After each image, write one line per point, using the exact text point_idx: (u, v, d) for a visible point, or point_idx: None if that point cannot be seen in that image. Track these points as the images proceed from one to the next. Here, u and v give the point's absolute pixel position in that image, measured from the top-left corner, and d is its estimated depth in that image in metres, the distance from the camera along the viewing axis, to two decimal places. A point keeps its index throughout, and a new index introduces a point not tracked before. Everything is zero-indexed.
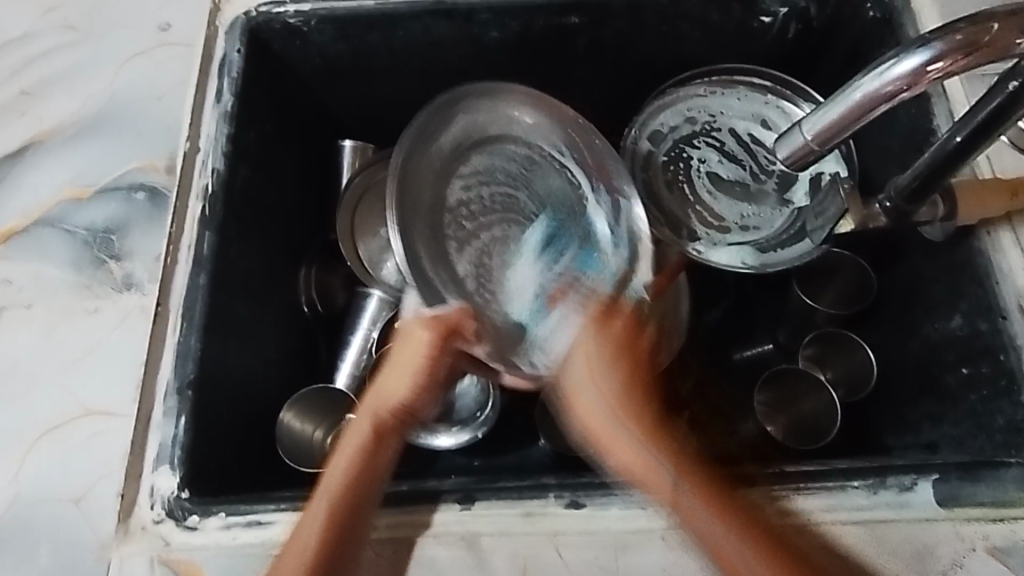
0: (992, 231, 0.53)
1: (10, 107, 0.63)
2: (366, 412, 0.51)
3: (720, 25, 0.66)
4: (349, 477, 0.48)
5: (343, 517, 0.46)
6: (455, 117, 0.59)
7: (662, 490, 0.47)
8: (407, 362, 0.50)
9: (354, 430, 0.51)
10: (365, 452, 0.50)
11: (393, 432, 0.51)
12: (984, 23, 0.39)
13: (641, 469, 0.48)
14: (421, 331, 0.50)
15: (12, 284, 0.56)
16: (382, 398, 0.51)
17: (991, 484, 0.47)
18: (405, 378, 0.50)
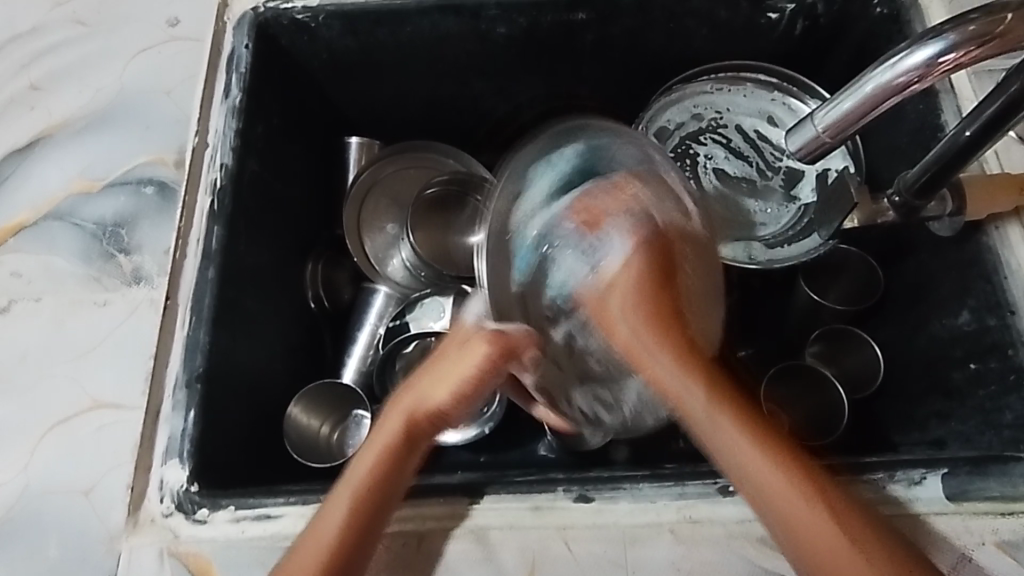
0: (1000, 226, 0.53)
1: (20, 101, 0.63)
2: (399, 412, 0.46)
3: (729, 21, 0.66)
4: (374, 478, 0.45)
5: (359, 521, 0.44)
6: (564, 138, 0.49)
7: (743, 467, 0.40)
8: (457, 373, 0.44)
9: (384, 427, 0.47)
10: (393, 454, 0.46)
11: (423, 437, 0.47)
12: (998, 13, 0.39)
13: (709, 437, 0.40)
14: (478, 345, 0.43)
15: (22, 277, 0.57)
16: (421, 400, 0.46)
17: (1000, 479, 0.47)
18: (447, 385, 0.45)
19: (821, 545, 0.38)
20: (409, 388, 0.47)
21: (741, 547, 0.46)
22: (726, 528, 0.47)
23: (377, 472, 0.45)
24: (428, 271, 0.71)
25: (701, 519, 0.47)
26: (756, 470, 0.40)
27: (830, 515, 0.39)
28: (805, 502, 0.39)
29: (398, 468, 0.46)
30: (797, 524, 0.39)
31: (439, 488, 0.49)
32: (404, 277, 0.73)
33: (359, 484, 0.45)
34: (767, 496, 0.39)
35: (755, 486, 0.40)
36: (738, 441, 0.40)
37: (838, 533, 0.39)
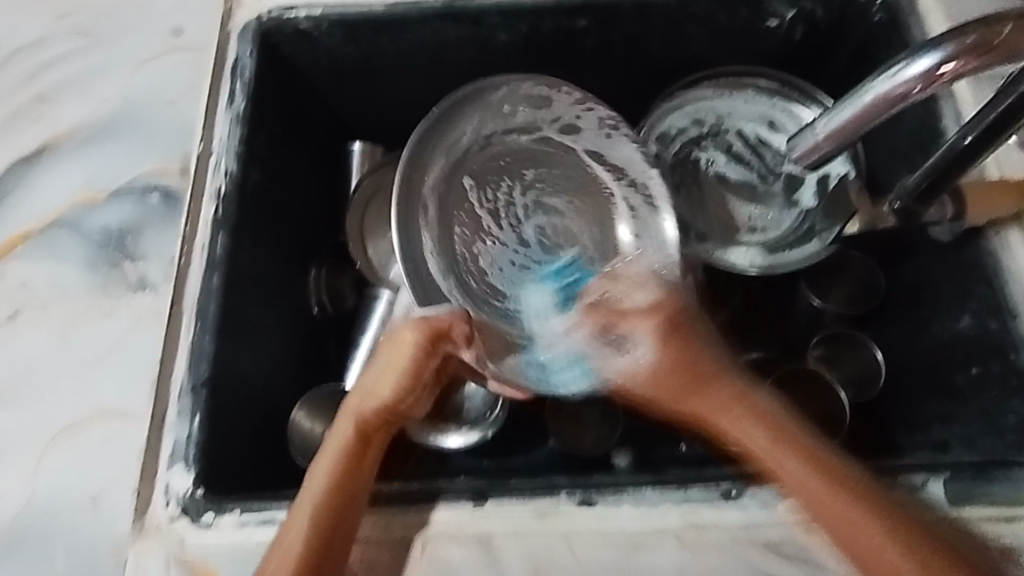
0: (1000, 230, 0.53)
1: (25, 111, 0.64)
2: (349, 414, 0.53)
3: (729, 27, 0.67)
4: (326, 485, 0.49)
5: (326, 517, 0.47)
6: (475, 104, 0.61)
7: (748, 448, 0.51)
8: (396, 364, 0.52)
9: (336, 434, 0.52)
10: (344, 461, 0.50)
11: (377, 432, 0.52)
12: (995, 25, 0.40)
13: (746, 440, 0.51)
14: (408, 333, 0.51)
15: (29, 286, 0.57)
16: (368, 402, 0.52)
17: (1003, 482, 0.47)
18: (388, 379, 0.52)
19: (802, 485, 0.48)
20: (354, 393, 0.54)
21: (744, 551, 0.47)
22: (728, 532, 0.47)
23: (332, 471, 0.50)
24: None
25: (705, 524, 0.47)
26: (782, 461, 0.49)
27: (836, 486, 0.48)
28: (801, 462, 0.49)
29: (354, 466, 0.50)
30: (797, 486, 0.48)
31: (444, 492, 0.49)
32: (404, 283, 0.71)
33: (320, 491, 0.48)
34: (777, 467, 0.49)
35: (743, 443, 0.51)
36: (752, 431, 0.51)
37: (824, 488, 0.48)
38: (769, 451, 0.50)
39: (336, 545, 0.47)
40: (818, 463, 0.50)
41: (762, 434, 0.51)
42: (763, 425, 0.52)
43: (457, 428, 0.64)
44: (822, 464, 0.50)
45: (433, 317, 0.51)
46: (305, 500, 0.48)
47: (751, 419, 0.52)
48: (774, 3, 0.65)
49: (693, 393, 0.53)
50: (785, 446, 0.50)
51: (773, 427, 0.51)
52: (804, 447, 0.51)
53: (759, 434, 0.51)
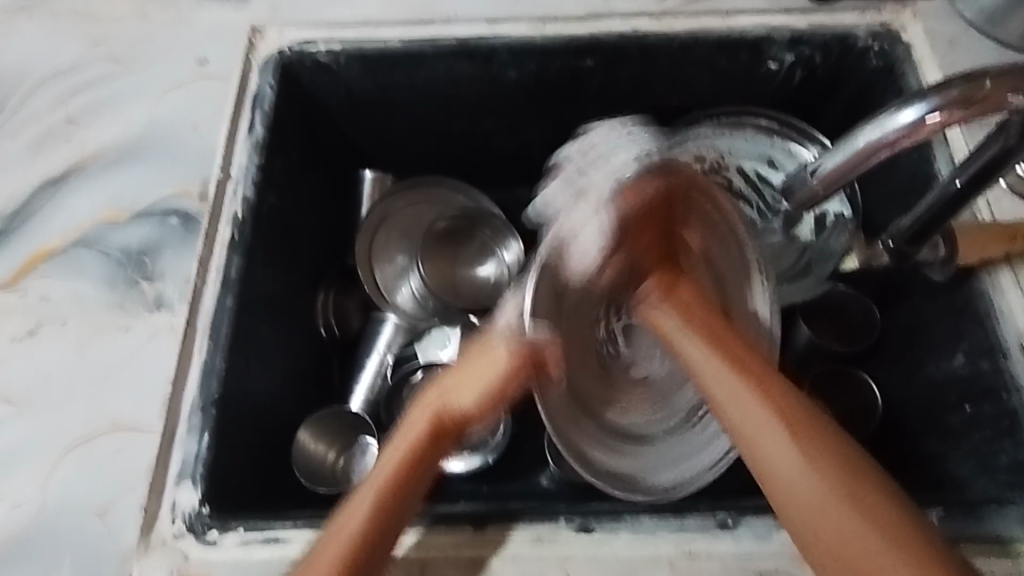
0: (991, 272, 0.55)
1: (56, 133, 0.66)
2: (426, 408, 0.48)
3: (730, 69, 0.69)
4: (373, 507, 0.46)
5: (381, 518, 0.46)
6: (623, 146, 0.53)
7: (740, 420, 0.43)
8: (484, 380, 0.47)
9: (409, 426, 0.48)
10: (410, 460, 0.48)
11: (446, 438, 0.49)
12: (978, 80, 0.42)
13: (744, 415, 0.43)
14: (506, 355, 0.46)
15: (49, 302, 0.59)
16: (449, 407, 0.48)
17: (993, 521, 0.48)
18: (475, 387, 0.47)
19: (809, 507, 0.39)
20: (434, 387, 0.49)
21: None
22: (723, 562, 0.48)
23: (399, 469, 0.47)
24: (438, 303, 0.74)
25: (699, 554, 0.48)
26: (768, 446, 0.42)
27: (843, 494, 0.39)
28: (807, 466, 0.40)
29: (423, 465, 0.48)
30: (800, 498, 0.40)
31: (447, 516, 0.50)
32: (413, 309, 0.74)
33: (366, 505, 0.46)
34: (768, 463, 0.42)
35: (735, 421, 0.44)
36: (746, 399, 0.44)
37: (821, 482, 0.39)
38: (767, 427, 0.42)
39: (376, 556, 0.45)
40: (829, 467, 0.40)
41: (766, 415, 0.43)
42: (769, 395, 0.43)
43: (459, 452, 0.66)
44: (834, 469, 0.40)
45: (524, 336, 0.47)
46: (359, 501, 0.46)
47: (752, 390, 0.44)
48: (774, 49, 0.67)
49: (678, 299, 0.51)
50: (796, 446, 0.41)
51: (779, 412, 0.43)
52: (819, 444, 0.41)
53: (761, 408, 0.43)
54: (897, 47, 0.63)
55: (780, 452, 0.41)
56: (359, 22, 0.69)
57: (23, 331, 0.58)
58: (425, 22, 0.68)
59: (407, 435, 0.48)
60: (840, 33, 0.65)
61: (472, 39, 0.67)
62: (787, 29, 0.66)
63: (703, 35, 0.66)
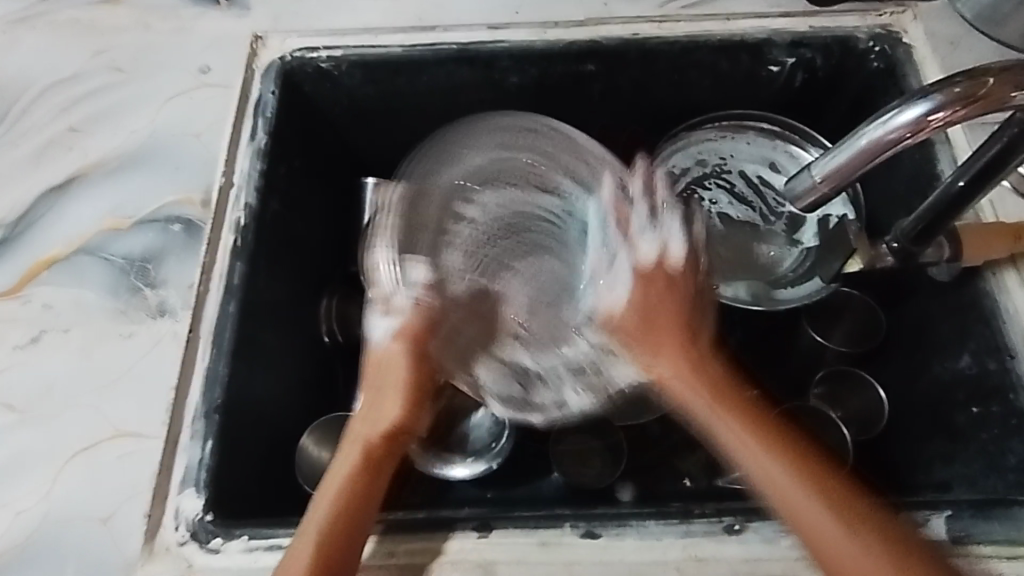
0: (997, 272, 0.55)
1: (59, 142, 0.67)
2: (354, 440, 0.53)
3: (731, 73, 0.69)
4: (334, 501, 0.49)
5: (340, 525, 0.48)
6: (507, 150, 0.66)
7: (780, 493, 0.46)
8: (393, 380, 0.54)
9: (342, 456, 0.52)
10: (356, 476, 0.51)
11: (383, 458, 0.52)
12: (979, 78, 0.42)
13: (765, 472, 0.46)
14: (398, 344, 0.54)
15: (52, 309, 0.59)
16: (372, 417, 0.53)
17: (1004, 521, 0.48)
18: (391, 392, 0.54)
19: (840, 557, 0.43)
20: (356, 420, 0.54)
21: None
22: (730, 566, 0.47)
23: (346, 484, 0.50)
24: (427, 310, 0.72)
25: (707, 557, 0.48)
26: (804, 508, 0.45)
27: (853, 528, 0.44)
28: (838, 522, 0.44)
29: (366, 480, 0.51)
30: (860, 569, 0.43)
31: (450, 521, 0.50)
32: None
33: (326, 503, 0.49)
34: (818, 536, 0.44)
35: (756, 479, 0.47)
36: (767, 464, 0.46)
37: (857, 538, 0.44)
38: (807, 501, 0.45)
39: (347, 549, 0.47)
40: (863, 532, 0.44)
41: (790, 476, 0.46)
42: (806, 472, 0.46)
43: (463, 458, 0.65)
44: (867, 533, 0.44)
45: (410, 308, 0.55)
46: (315, 513, 0.48)
47: (790, 473, 0.46)
48: (775, 52, 0.67)
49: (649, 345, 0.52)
50: (818, 496, 0.45)
51: (814, 482, 0.46)
52: (834, 496, 0.45)
53: (785, 468, 0.46)
54: (897, 48, 0.64)
55: (806, 502, 0.45)
56: (361, 29, 0.69)
57: (26, 339, 0.58)
58: (426, 29, 0.68)
59: (345, 456, 0.52)
60: (840, 36, 0.65)
61: (472, 45, 0.67)
62: (787, 33, 0.66)
63: (703, 38, 0.66)
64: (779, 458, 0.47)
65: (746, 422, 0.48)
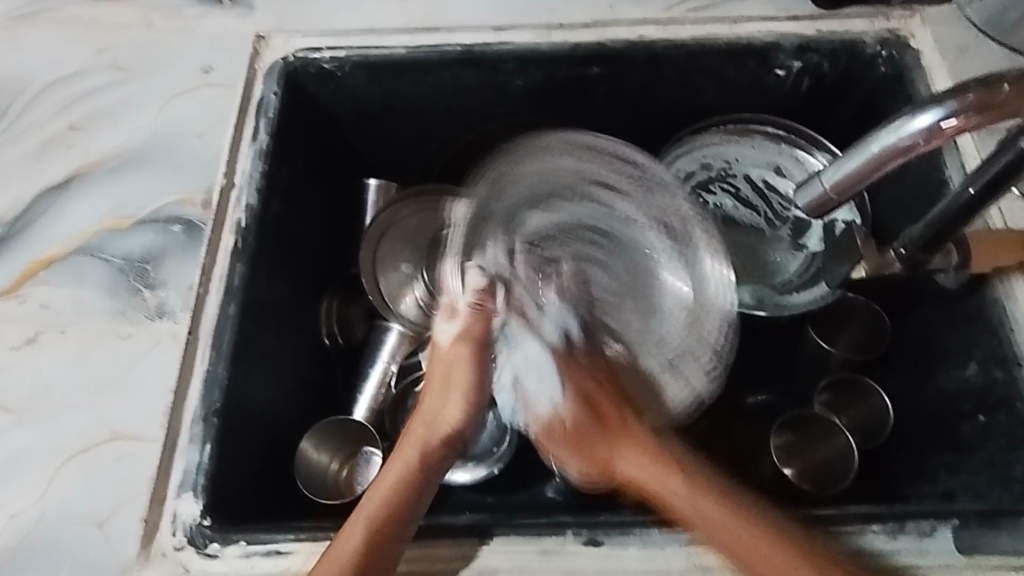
0: (1005, 279, 0.54)
1: (60, 140, 0.66)
2: (416, 438, 0.51)
3: (737, 77, 0.68)
4: (383, 502, 0.48)
5: (384, 530, 0.47)
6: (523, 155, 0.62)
7: (744, 546, 0.45)
8: (457, 379, 0.51)
9: (399, 456, 0.51)
10: (409, 478, 0.50)
11: (439, 460, 0.51)
12: (996, 85, 0.41)
13: (726, 525, 0.46)
14: (461, 346, 0.51)
15: (50, 309, 0.58)
16: (439, 417, 0.51)
17: (1012, 533, 0.47)
18: (455, 392, 0.51)
19: None
20: (420, 417, 0.52)
21: None
22: None
23: (392, 491, 0.49)
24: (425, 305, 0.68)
25: (710, 567, 0.47)
26: (778, 560, 0.44)
27: (818, 568, 0.44)
28: (801, 558, 0.44)
29: (417, 481, 0.50)
30: None
31: (450, 528, 0.49)
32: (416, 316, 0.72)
33: (374, 505, 0.48)
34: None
35: (734, 534, 0.45)
36: (721, 511, 0.46)
37: None
38: (766, 543, 0.45)
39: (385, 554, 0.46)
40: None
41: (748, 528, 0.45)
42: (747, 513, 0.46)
43: (465, 463, 0.65)
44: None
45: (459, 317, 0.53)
46: (359, 517, 0.47)
47: (749, 522, 0.46)
48: (782, 56, 0.66)
49: (599, 425, 0.49)
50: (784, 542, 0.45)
51: (743, 519, 0.46)
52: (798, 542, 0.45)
53: (740, 525, 0.45)
54: (905, 54, 0.63)
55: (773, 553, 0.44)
56: (364, 29, 0.68)
57: (23, 339, 0.57)
58: (431, 30, 0.68)
59: (404, 451, 0.51)
60: (848, 40, 0.64)
61: (477, 47, 0.67)
62: (794, 36, 0.65)
63: (710, 42, 0.66)
64: (738, 513, 0.46)
65: (683, 473, 0.48)
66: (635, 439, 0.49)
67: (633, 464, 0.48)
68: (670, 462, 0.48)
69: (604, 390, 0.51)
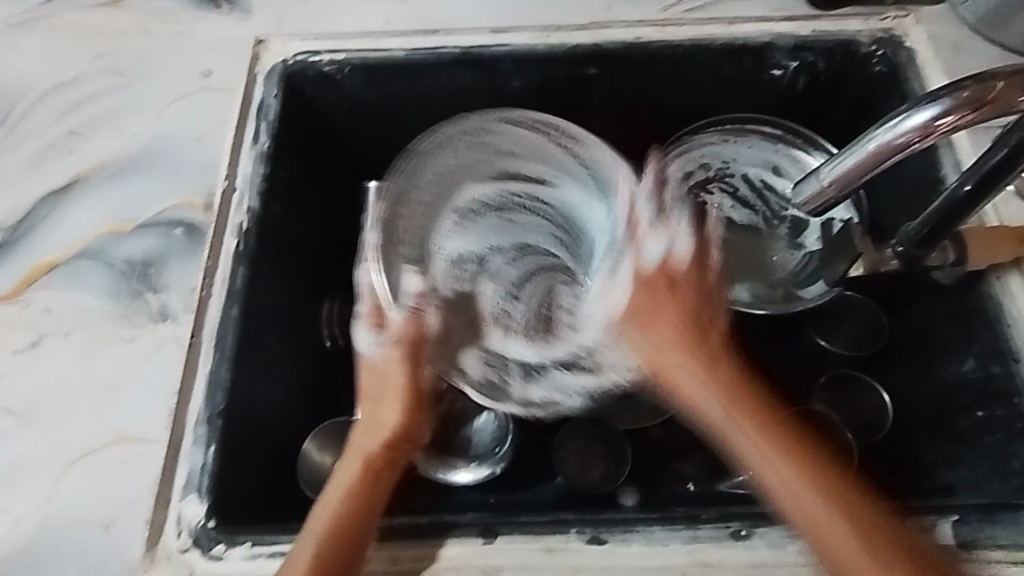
0: (1000, 275, 0.55)
1: (60, 145, 0.66)
2: (354, 454, 0.53)
3: (734, 77, 0.69)
4: (339, 508, 0.50)
5: (342, 537, 0.48)
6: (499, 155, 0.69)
7: (754, 450, 0.48)
8: (389, 386, 0.55)
9: (343, 471, 0.52)
10: (359, 486, 0.51)
11: (386, 468, 0.53)
12: (989, 81, 0.42)
13: (732, 433, 0.50)
14: (391, 354, 0.55)
15: (52, 314, 0.59)
16: (373, 427, 0.54)
17: (1010, 525, 0.48)
18: (386, 401, 0.54)
19: (798, 510, 0.46)
20: (358, 430, 0.54)
21: None
22: (737, 572, 0.47)
23: (345, 501, 0.50)
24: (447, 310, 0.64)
25: (713, 563, 0.48)
26: (777, 474, 0.47)
27: (824, 492, 0.46)
28: (803, 476, 0.47)
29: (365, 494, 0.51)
30: (827, 534, 0.45)
31: (456, 526, 0.50)
32: None
33: (326, 515, 0.49)
34: (787, 494, 0.46)
35: (738, 444, 0.49)
36: (746, 424, 0.49)
37: (810, 496, 0.46)
38: (769, 451, 0.48)
39: (348, 553, 0.47)
40: (825, 491, 0.46)
41: (750, 429, 0.49)
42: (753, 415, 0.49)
43: (467, 462, 0.65)
44: (829, 490, 0.46)
45: (387, 318, 0.56)
46: (322, 514, 0.49)
47: (761, 429, 0.49)
48: (777, 56, 0.67)
49: (656, 321, 0.54)
50: (787, 461, 0.47)
51: (765, 429, 0.49)
52: (802, 453, 0.48)
53: (747, 419, 0.49)
54: (899, 53, 0.64)
55: (778, 462, 0.48)
56: (363, 32, 0.69)
57: (25, 344, 0.58)
58: (429, 32, 0.68)
59: (346, 466, 0.53)
60: (842, 40, 0.65)
61: (475, 49, 0.67)
62: (789, 36, 0.66)
63: (706, 43, 0.66)
64: (751, 432, 0.49)
65: (708, 365, 0.52)
66: (671, 321, 0.53)
67: (684, 375, 0.52)
68: (710, 346, 0.52)
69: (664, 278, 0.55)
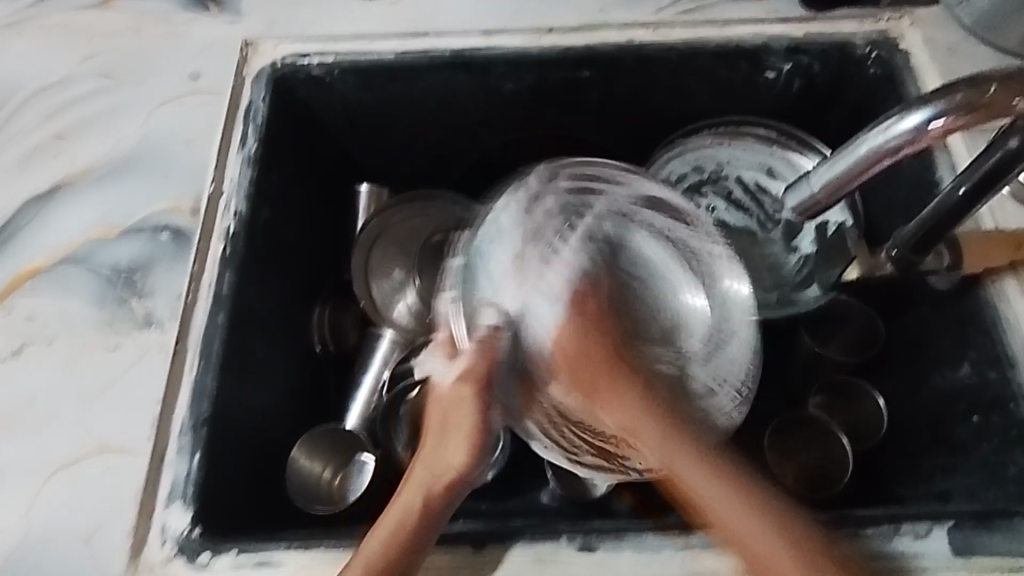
0: (996, 280, 0.54)
1: (46, 149, 0.66)
2: (416, 488, 0.47)
3: (728, 80, 0.68)
4: (386, 544, 0.45)
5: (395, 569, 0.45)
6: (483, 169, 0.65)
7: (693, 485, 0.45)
8: (460, 424, 0.46)
9: (400, 505, 0.47)
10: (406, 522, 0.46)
11: (441, 510, 0.47)
12: (983, 84, 0.41)
13: (693, 485, 0.45)
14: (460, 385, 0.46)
15: (36, 320, 0.58)
16: (438, 466, 0.47)
17: (1006, 533, 0.47)
18: (458, 440, 0.46)
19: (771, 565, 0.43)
20: (418, 467, 0.48)
21: None
22: None
23: (396, 529, 0.46)
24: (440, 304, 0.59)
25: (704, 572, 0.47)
26: (723, 507, 0.45)
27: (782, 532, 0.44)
28: (766, 526, 0.44)
29: (421, 526, 0.47)
30: None
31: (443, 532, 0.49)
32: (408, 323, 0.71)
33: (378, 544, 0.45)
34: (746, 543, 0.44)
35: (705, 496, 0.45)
36: (692, 468, 0.46)
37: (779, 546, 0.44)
38: (723, 499, 0.45)
39: None
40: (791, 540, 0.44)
41: (717, 482, 0.45)
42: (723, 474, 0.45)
43: None
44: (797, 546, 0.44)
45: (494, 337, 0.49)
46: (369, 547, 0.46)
47: (717, 482, 0.45)
48: (772, 58, 0.66)
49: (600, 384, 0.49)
50: (753, 512, 0.44)
51: (732, 485, 0.45)
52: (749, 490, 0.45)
53: (687, 457, 0.46)
54: (895, 55, 0.63)
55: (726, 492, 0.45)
56: (354, 35, 0.68)
57: (9, 350, 0.57)
58: (420, 34, 0.68)
59: (407, 500, 0.47)
60: (837, 42, 0.65)
61: (466, 52, 0.67)
62: (784, 39, 0.65)
63: (700, 45, 0.66)
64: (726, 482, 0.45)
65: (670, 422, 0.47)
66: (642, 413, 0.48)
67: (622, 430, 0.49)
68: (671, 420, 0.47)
69: (608, 312, 0.54)
